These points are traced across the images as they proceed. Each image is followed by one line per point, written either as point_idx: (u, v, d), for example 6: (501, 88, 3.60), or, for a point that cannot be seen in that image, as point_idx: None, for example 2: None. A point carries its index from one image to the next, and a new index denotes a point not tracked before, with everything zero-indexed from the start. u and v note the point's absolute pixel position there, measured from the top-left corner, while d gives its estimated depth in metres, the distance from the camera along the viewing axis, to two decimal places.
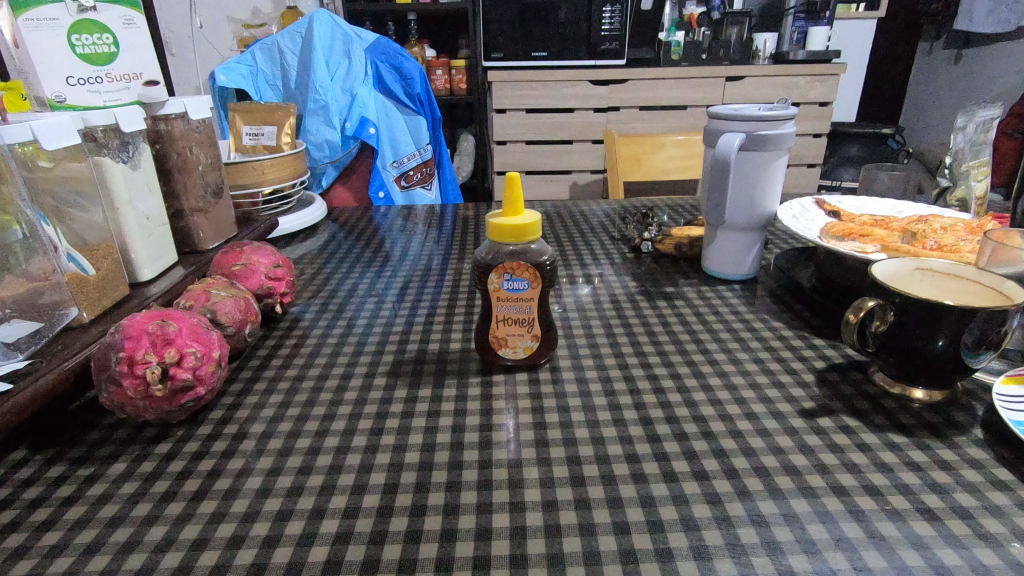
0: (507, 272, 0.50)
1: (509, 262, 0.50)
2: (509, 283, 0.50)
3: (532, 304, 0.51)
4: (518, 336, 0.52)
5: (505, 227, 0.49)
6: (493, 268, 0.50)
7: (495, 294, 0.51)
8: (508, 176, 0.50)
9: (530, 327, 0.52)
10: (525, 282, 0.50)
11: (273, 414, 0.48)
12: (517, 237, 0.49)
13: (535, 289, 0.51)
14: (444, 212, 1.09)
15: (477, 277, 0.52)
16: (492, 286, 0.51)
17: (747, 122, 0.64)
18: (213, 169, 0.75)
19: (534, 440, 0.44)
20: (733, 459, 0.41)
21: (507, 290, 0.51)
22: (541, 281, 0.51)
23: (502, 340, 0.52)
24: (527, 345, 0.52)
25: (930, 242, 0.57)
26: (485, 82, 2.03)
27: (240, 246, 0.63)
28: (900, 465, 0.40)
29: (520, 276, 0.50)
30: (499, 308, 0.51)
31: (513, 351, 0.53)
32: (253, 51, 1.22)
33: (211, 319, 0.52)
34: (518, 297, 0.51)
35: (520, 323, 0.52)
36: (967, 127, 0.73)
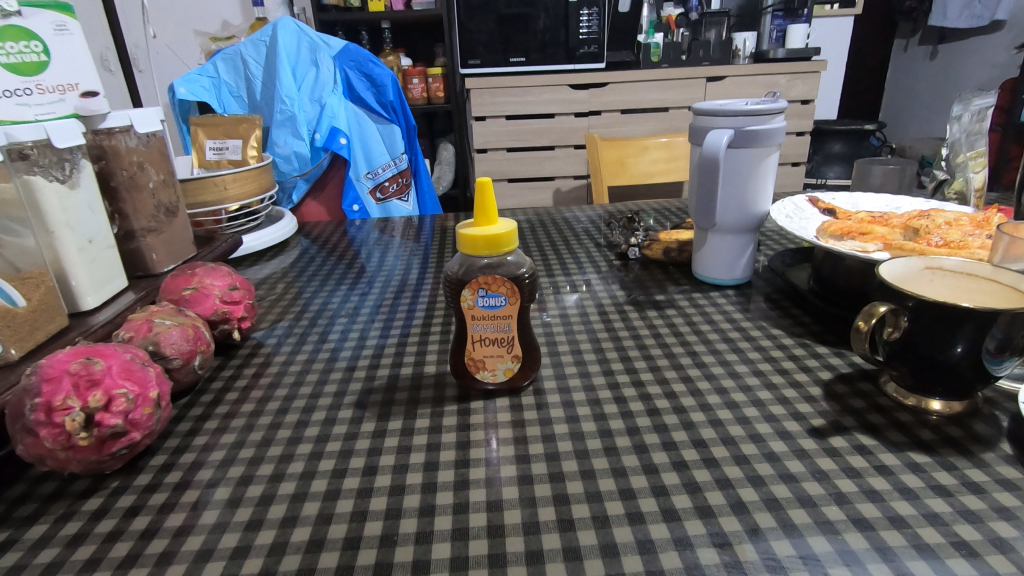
0: (481, 287, 0.45)
1: (483, 276, 0.45)
2: (484, 300, 0.46)
3: (511, 322, 0.47)
4: (497, 358, 0.47)
5: (477, 238, 0.44)
6: (466, 283, 0.46)
7: (470, 312, 0.46)
8: (479, 181, 0.45)
9: (510, 347, 0.47)
10: (502, 298, 0.46)
11: (224, 457, 0.42)
12: (492, 249, 0.44)
13: (513, 305, 0.46)
14: (422, 223, 1.04)
15: (449, 294, 0.47)
16: (465, 304, 0.46)
17: (735, 118, 0.60)
18: (167, 186, 0.70)
19: (518, 477, 0.39)
20: (741, 490, 0.37)
21: (482, 307, 0.46)
22: (519, 295, 0.46)
23: (480, 362, 0.47)
24: (508, 367, 0.48)
25: (935, 238, 0.54)
26: (463, 89, 1.99)
27: (192, 268, 0.58)
28: (927, 489, 0.36)
29: (497, 291, 0.46)
30: (475, 327, 0.47)
31: (493, 374, 0.48)
32: (214, 62, 1.18)
33: (154, 351, 0.46)
34: (495, 314, 0.46)
35: (499, 343, 0.47)
36: (963, 116, 0.70)
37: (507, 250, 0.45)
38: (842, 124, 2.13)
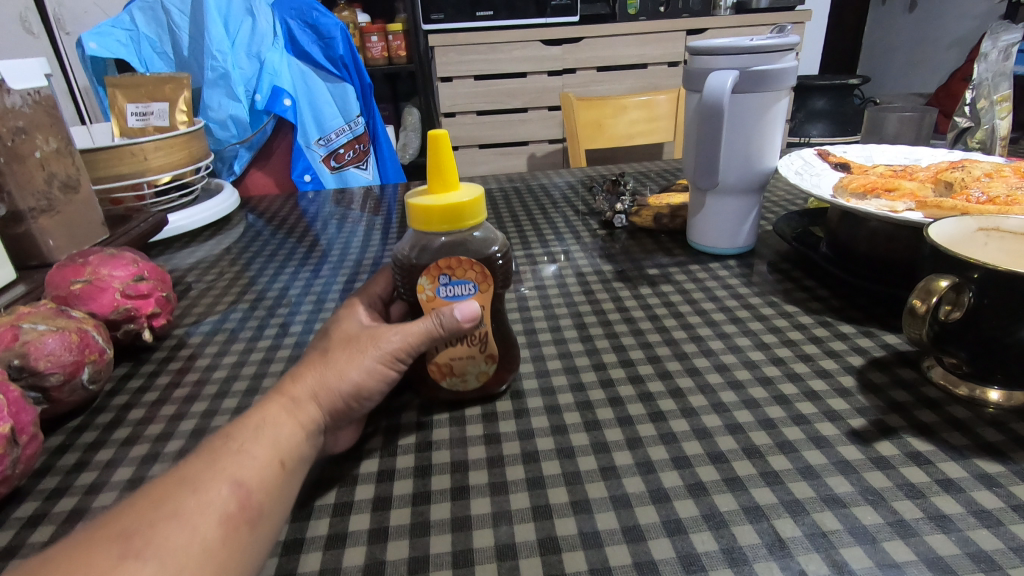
0: (443, 272, 0.36)
1: (443, 258, 0.35)
2: (447, 288, 0.36)
3: (483, 314, 0.37)
4: (468, 361, 0.37)
5: (430, 210, 0.34)
6: (421, 269, 0.36)
7: (430, 304, 0.36)
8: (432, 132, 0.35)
9: (483, 346, 0.37)
10: (470, 285, 0.36)
11: (113, 502, 0.33)
12: (451, 223, 0.35)
13: (484, 293, 0.36)
14: (383, 193, 0.93)
15: (403, 281, 0.38)
16: (424, 295, 0.36)
17: (739, 57, 0.51)
18: (62, 156, 0.58)
19: (493, 514, 0.30)
20: (778, 523, 0.29)
21: (445, 297, 0.36)
22: (491, 280, 0.36)
23: (445, 367, 0.37)
24: (481, 371, 0.38)
25: (975, 193, 0.46)
26: (427, 48, 1.85)
27: (85, 255, 0.47)
28: (1009, 511, 0.28)
29: (464, 276, 0.36)
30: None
31: (461, 380, 0.38)
32: (130, 12, 1.03)
33: (20, 366, 0.36)
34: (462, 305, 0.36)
35: (469, 342, 0.37)
36: (991, 54, 0.62)
37: (472, 225, 0.36)
38: (825, 80, 2.04)
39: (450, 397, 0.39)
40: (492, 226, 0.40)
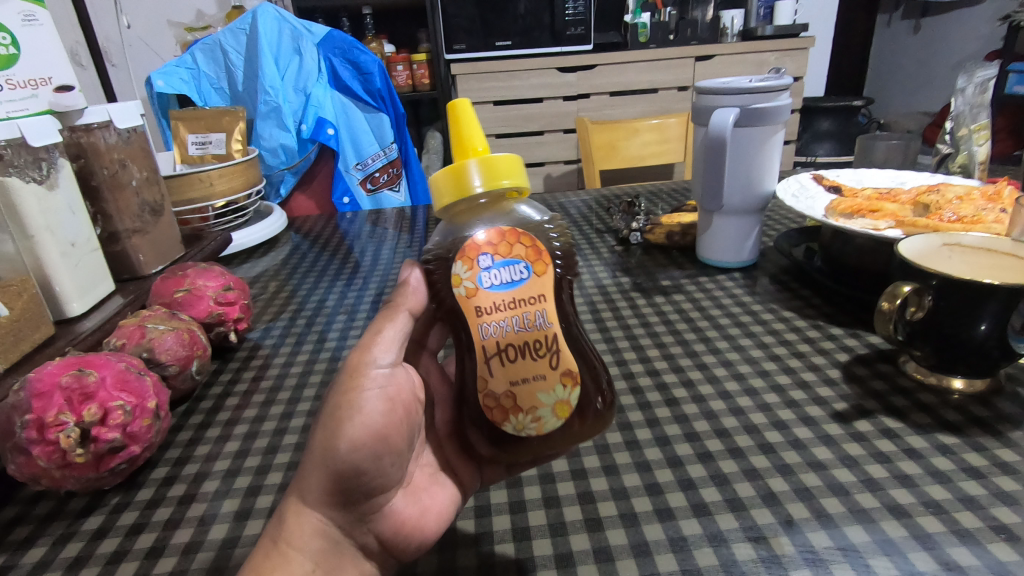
0: (484, 250, 0.33)
1: (484, 232, 0.34)
2: (491, 275, 0.33)
3: (547, 309, 0.34)
4: (540, 383, 0.33)
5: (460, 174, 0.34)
6: (459, 254, 0.33)
7: (472, 299, 0.33)
8: (450, 108, 0.36)
9: (554, 359, 0.34)
10: (522, 269, 0.33)
11: (229, 467, 0.41)
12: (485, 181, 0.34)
13: (538, 277, 0.34)
14: (415, 213, 1.01)
15: (440, 273, 0.35)
16: (463, 289, 0.33)
17: (739, 96, 0.58)
18: (150, 184, 0.67)
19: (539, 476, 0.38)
20: (770, 481, 0.36)
21: (489, 286, 0.33)
22: (545, 260, 0.34)
23: (514, 398, 0.33)
24: (560, 397, 0.33)
25: (947, 214, 0.53)
26: (449, 76, 1.95)
27: (183, 268, 0.55)
28: (959, 472, 0.35)
29: (513, 256, 0.33)
30: (487, 329, 0.33)
31: (535, 419, 0.33)
32: (193, 52, 1.17)
33: (148, 358, 0.44)
34: (514, 296, 0.33)
35: (538, 352, 0.33)
36: (967, 89, 0.69)
37: (508, 183, 0.34)
38: (831, 101, 2.11)
39: (526, 454, 0.34)
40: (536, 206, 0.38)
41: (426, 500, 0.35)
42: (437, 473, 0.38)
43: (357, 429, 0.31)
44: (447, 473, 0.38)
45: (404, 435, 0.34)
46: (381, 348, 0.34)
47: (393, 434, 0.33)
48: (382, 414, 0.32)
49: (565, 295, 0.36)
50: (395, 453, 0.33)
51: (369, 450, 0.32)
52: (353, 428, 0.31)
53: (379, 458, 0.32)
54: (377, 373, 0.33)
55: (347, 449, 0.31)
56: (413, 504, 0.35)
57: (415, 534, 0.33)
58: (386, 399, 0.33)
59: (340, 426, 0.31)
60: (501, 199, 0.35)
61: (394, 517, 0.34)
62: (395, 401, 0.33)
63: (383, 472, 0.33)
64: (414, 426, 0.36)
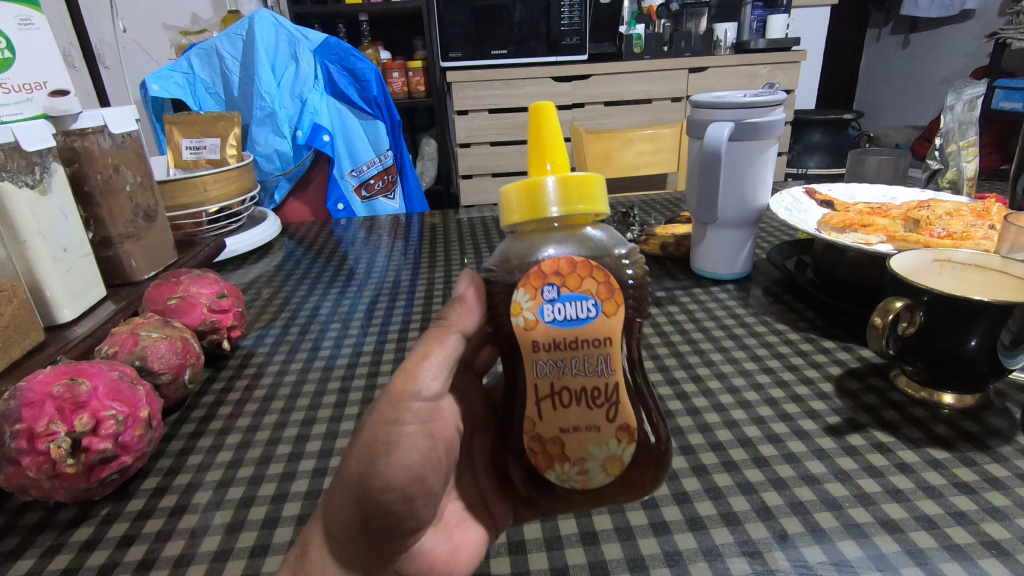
0: (550, 281, 0.31)
1: (548, 262, 0.31)
2: (555, 309, 0.31)
3: (611, 355, 0.31)
4: (593, 434, 0.31)
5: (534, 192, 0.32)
6: (524, 282, 0.31)
7: (531, 332, 0.31)
8: (533, 110, 0.34)
9: (612, 411, 0.31)
10: (587, 308, 0.31)
11: (221, 477, 0.40)
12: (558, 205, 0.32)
13: (606, 319, 0.31)
14: (410, 221, 1.01)
15: (500, 293, 0.33)
16: (522, 319, 0.31)
17: (734, 110, 0.59)
18: (144, 189, 0.66)
19: None
20: (765, 495, 0.36)
21: (550, 321, 0.31)
22: (615, 302, 0.31)
23: (561, 446, 0.31)
24: (612, 451, 0.31)
25: (938, 230, 0.54)
26: (444, 83, 1.96)
27: (177, 275, 0.55)
28: (950, 487, 0.36)
29: (580, 292, 0.31)
30: (543, 368, 0.31)
31: (581, 470, 0.32)
32: (189, 57, 1.17)
33: (141, 367, 0.44)
34: (577, 335, 0.31)
35: (594, 401, 0.31)
36: (956, 106, 0.71)
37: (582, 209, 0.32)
38: (822, 114, 2.14)
39: (566, 503, 0.32)
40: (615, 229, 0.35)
41: (455, 537, 0.35)
42: (470, 508, 0.37)
43: (393, 467, 0.31)
44: (480, 508, 0.37)
45: (439, 472, 0.34)
46: (427, 376, 0.32)
47: (428, 474, 0.32)
48: (418, 452, 0.32)
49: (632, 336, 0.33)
50: (428, 492, 0.33)
51: (403, 489, 0.31)
52: (389, 466, 0.31)
53: (412, 498, 0.32)
54: (418, 407, 0.32)
55: (380, 488, 0.30)
56: (442, 541, 0.35)
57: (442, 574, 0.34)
58: (423, 435, 0.32)
59: (376, 463, 0.30)
60: (575, 224, 0.33)
61: (422, 556, 0.34)
62: (432, 437, 0.33)
63: (414, 513, 0.32)
64: (449, 459, 0.35)
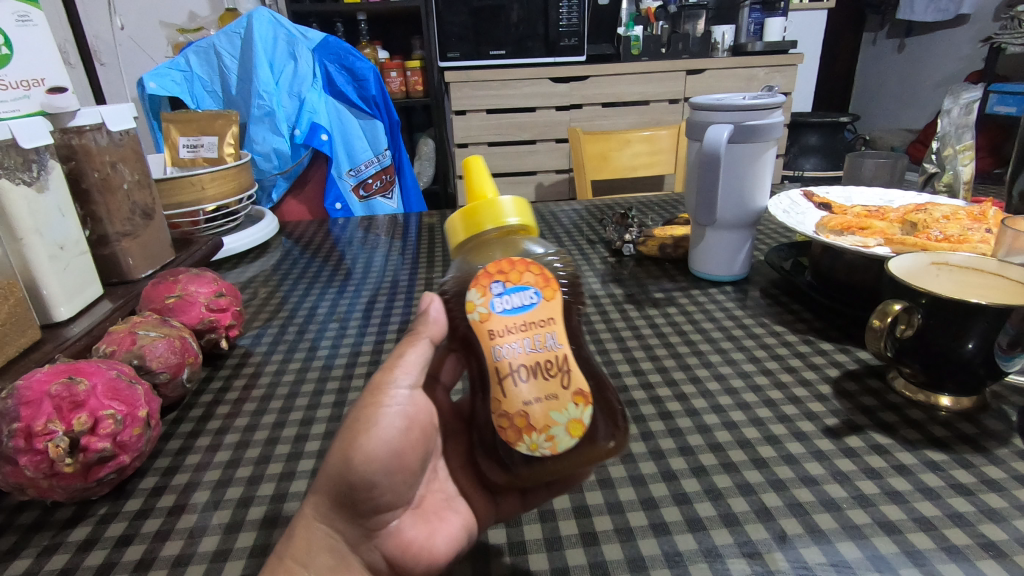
0: (496, 278, 0.33)
1: (493, 263, 0.34)
2: (503, 300, 0.33)
3: (556, 331, 0.33)
4: (553, 402, 0.32)
5: (471, 213, 0.36)
6: (473, 283, 0.34)
7: (486, 323, 0.33)
8: (466, 161, 0.40)
9: (566, 378, 0.33)
10: (531, 293, 0.33)
11: (219, 477, 0.40)
12: (495, 220, 0.36)
13: (548, 302, 0.34)
14: (408, 221, 1.01)
15: (457, 315, 0.34)
16: (477, 314, 0.33)
17: (734, 112, 0.59)
18: (141, 187, 0.66)
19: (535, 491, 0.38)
20: (764, 496, 0.36)
21: (502, 310, 0.33)
22: (552, 287, 0.34)
23: (527, 418, 0.32)
24: (573, 416, 0.32)
25: (934, 233, 0.54)
26: (442, 83, 1.96)
27: (175, 274, 0.55)
28: (947, 488, 0.36)
29: (522, 283, 0.33)
30: (500, 351, 0.32)
31: (548, 437, 0.32)
32: (186, 55, 1.16)
33: (139, 366, 0.44)
34: (524, 319, 0.33)
35: (549, 372, 0.32)
36: (953, 110, 0.71)
37: (516, 222, 0.36)
38: (819, 117, 2.15)
39: (539, 474, 0.32)
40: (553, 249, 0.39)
41: (435, 523, 0.35)
42: (452, 499, 0.37)
43: (372, 443, 0.31)
44: (463, 498, 0.37)
45: (418, 457, 0.34)
46: (403, 371, 0.34)
47: (407, 454, 0.33)
48: (398, 432, 0.32)
49: (574, 322, 0.35)
50: (407, 472, 0.33)
51: (383, 465, 0.31)
52: (369, 441, 0.31)
53: (392, 473, 0.32)
54: (397, 392, 0.33)
55: (361, 462, 0.31)
56: (421, 525, 0.34)
57: (421, 553, 0.33)
58: (404, 418, 0.33)
59: (357, 439, 0.31)
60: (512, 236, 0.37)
61: (400, 535, 0.33)
62: (412, 421, 0.33)
63: (392, 489, 0.32)
64: (430, 449, 0.36)
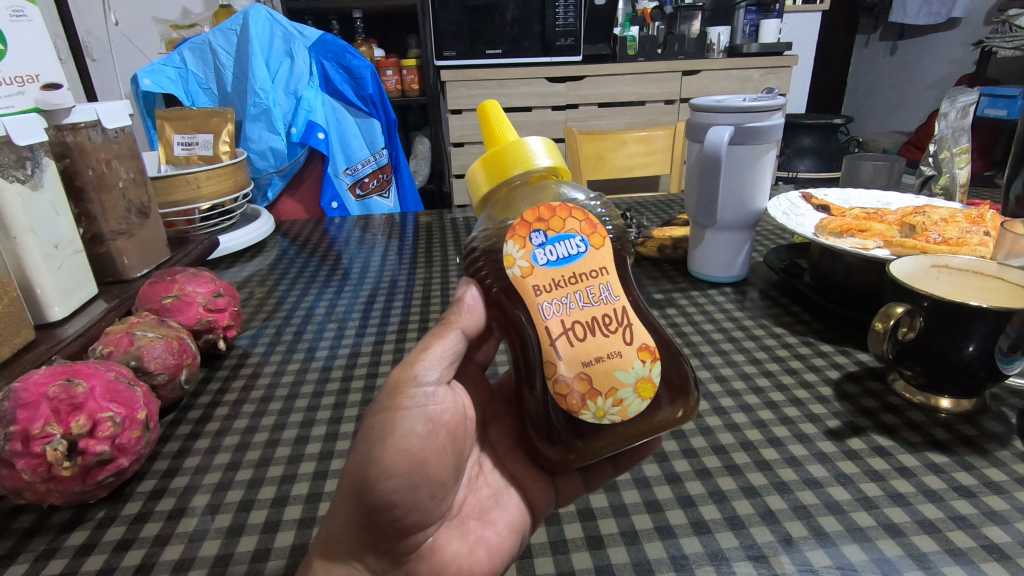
0: (536, 227, 0.34)
1: (530, 212, 0.34)
2: (549, 251, 0.34)
3: (610, 282, 0.34)
4: (617, 360, 0.33)
5: (499, 160, 0.36)
6: (510, 234, 0.34)
7: (529, 278, 0.34)
8: (481, 105, 0.39)
9: (628, 333, 0.34)
10: (579, 242, 0.34)
11: (220, 479, 0.40)
12: (523, 165, 0.36)
13: (595, 250, 0.34)
14: (405, 220, 1.00)
15: (491, 276, 0.36)
16: (518, 269, 0.34)
17: (733, 115, 0.59)
18: (137, 185, 0.65)
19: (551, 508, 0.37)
20: (768, 498, 0.36)
21: (545, 262, 0.34)
22: (599, 233, 0.35)
23: (589, 380, 0.32)
24: (641, 374, 0.33)
25: (933, 235, 0.55)
26: (438, 82, 1.94)
27: (172, 273, 0.54)
28: (950, 491, 0.36)
29: (567, 231, 0.34)
30: (549, 309, 0.33)
31: (617, 402, 0.33)
32: (181, 51, 1.15)
33: (136, 367, 0.43)
34: (573, 271, 0.34)
35: (608, 328, 0.33)
36: (950, 113, 0.71)
37: (547, 164, 0.36)
38: (812, 118, 2.16)
39: (606, 446, 0.33)
40: (583, 191, 0.39)
41: (475, 532, 0.35)
42: (501, 491, 0.38)
43: (390, 454, 0.30)
44: (515, 489, 0.38)
45: (446, 463, 0.33)
46: (425, 365, 0.32)
47: (432, 462, 0.32)
48: (421, 438, 0.31)
49: (624, 269, 0.36)
50: (434, 483, 0.32)
51: (404, 478, 0.31)
52: (386, 453, 0.30)
53: (416, 488, 0.31)
54: (419, 392, 0.32)
55: (379, 476, 0.30)
56: (459, 538, 0.35)
57: (461, 571, 0.33)
58: (426, 421, 0.32)
59: (373, 450, 0.30)
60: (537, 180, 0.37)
61: (435, 555, 0.33)
62: (436, 423, 0.32)
63: (419, 508, 0.32)
64: (460, 452, 0.35)
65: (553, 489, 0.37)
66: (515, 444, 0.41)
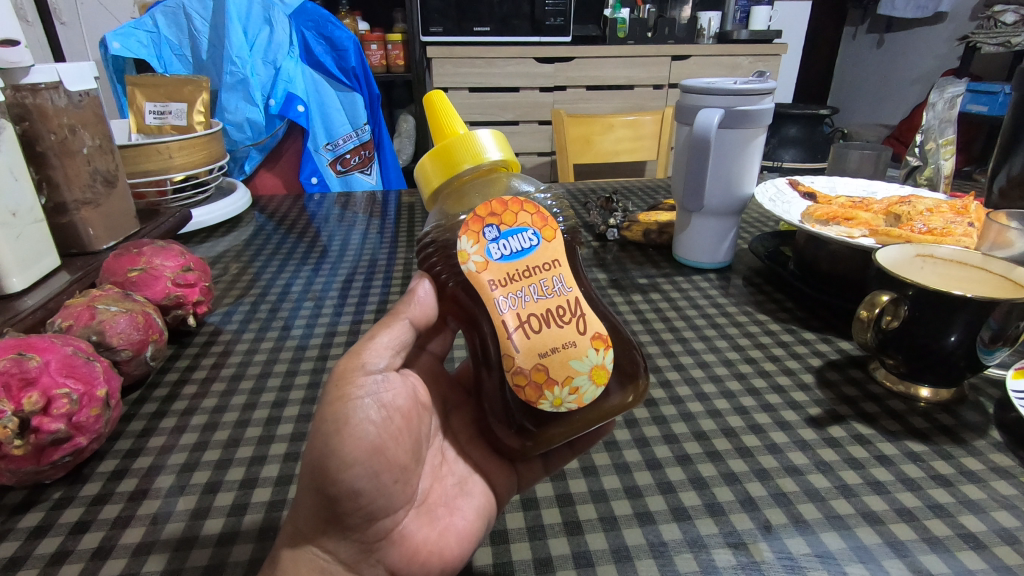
0: (489, 222, 0.33)
1: (483, 206, 0.33)
2: (502, 245, 0.33)
3: (563, 274, 0.33)
4: (571, 350, 0.32)
5: (447, 154, 0.35)
6: (464, 230, 0.33)
7: (484, 273, 0.32)
8: (429, 96, 0.38)
9: (581, 323, 0.33)
10: (531, 235, 0.33)
11: (185, 460, 0.38)
12: (474, 158, 0.35)
13: (546, 244, 0.34)
14: (387, 198, 0.97)
15: (445, 272, 0.35)
16: (472, 264, 0.32)
17: (724, 97, 0.58)
18: (103, 152, 0.62)
19: (523, 497, 0.36)
20: (749, 485, 0.36)
21: (498, 257, 0.33)
22: (549, 227, 0.34)
23: (545, 371, 0.31)
24: (595, 362, 0.33)
25: (918, 225, 0.55)
26: (424, 58, 1.89)
27: (139, 246, 0.52)
28: (929, 480, 0.36)
29: (518, 226, 0.33)
30: (505, 303, 0.32)
31: (572, 390, 0.32)
32: (152, 15, 1.10)
33: (98, 342, 0.41)
34: (527, 264, 0.33)
35: (563, 319, 0.33)
36: (937, 103, 0.71)
37: (498, 157, 0.35)
38: (799, 109, 2.16)
39: (562, 433, 0.32)
40: (538, 183, 0.39)
41: (443, 519, 0.33)
42: (467, 476, 0.36)
43: (346, 443, 0.29)
44: (479, 476, 0.36)
45: (406, 446, 0.32)
46: (372, 355, 0.31)
47: (391, 446, 0.31)
48: (377, 424, 0.30)
49: (576, 261, 0.36)
50: (396, 468, 0.31)
51: (365, 465, 0.29)
52: (342, 444, 0.29)
53: (377, 475, 0.30)
54: (368, 380, 0.31)
55: (339, 468, 0.29)
56: (428, 525, 0.33)
57: (432, 556, 0.31)
58: (380, 407, 0.30)
59: (329, 442, 0.29)
60: (494, 172, 0.36)
61: (405, 542, 0.31)
62: (390, 408, 0.31)
63: (384, 492, 0.30)
64: (419, 437, 0.33)
65: (514, 475, 0.36)
66: (476, 432, 0.39)
